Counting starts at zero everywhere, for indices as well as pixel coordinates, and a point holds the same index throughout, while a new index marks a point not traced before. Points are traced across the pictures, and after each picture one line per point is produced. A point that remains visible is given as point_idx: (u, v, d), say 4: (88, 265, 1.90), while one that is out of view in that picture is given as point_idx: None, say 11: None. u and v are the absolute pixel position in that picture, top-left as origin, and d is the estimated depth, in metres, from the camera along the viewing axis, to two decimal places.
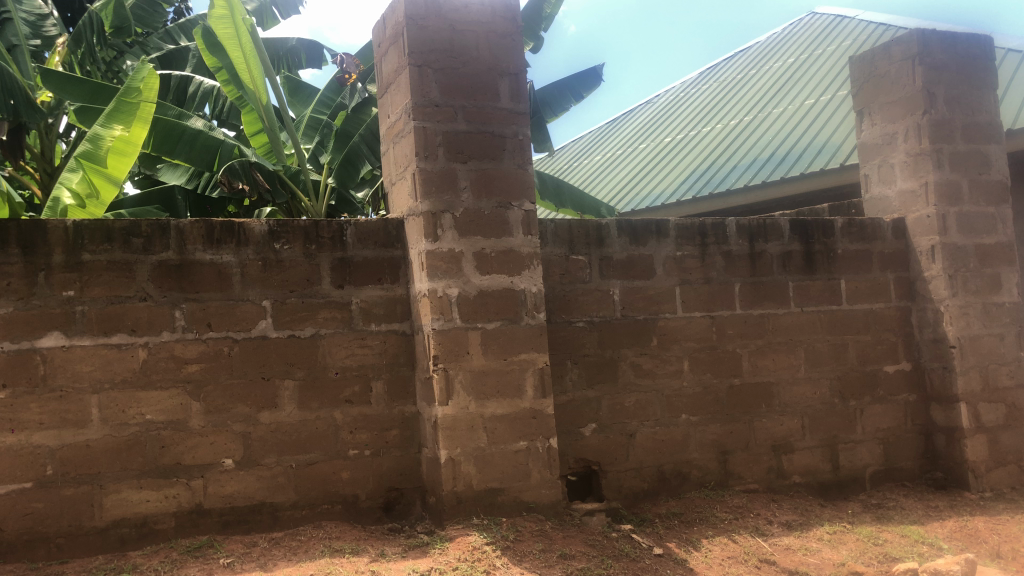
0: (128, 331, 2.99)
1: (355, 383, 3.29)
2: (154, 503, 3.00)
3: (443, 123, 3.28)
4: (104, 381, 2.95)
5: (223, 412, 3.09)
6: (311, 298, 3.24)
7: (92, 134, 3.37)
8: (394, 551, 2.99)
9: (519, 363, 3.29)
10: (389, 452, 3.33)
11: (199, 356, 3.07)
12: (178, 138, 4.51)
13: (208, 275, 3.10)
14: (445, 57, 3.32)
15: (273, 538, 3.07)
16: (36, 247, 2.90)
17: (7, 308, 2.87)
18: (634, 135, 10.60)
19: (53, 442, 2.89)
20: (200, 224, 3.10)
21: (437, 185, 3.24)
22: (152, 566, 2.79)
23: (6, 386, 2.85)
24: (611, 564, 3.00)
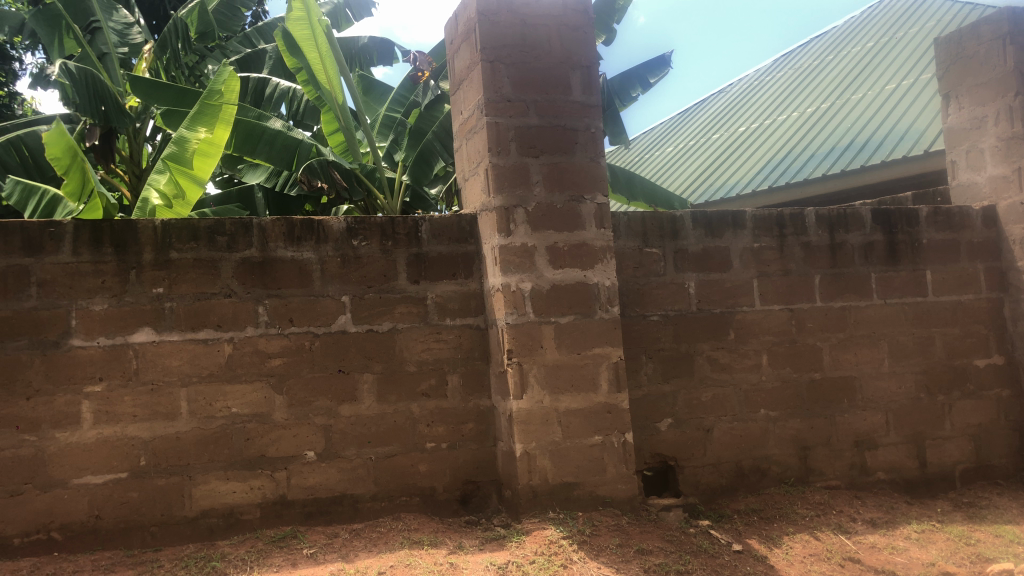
0: (214, 327, 3.08)
1: (432, 376, 3.33)
2: (240, 494, 3.09)
3: (515, 117, 3.29)
4: (192, 375, 3.05)
5: (305, 405, 3.17)
6: (388, 293, 3.30)
7: (178, 137, 3.48)
8: (471, 543, 3.02)
9: (593, 356, 3.28)
10: (465, 445, 3.36)
11: (281, 350, 3.16)
12: (259, 138, 4.61)
13: (289, 272, 3.18)
14: (517, 52, 3.32)
15: (354, 530, 3.13)
16: (127, 247, 3.02)
17: (102, 305, 2.98)
18: (706, 127, 10.44)
19: (146, 434, 3.00)
20: (281, 222, 3.18)
21: (510, 180, 3.25)
22: (240, 554, 2.88)
23: (102, 379, 2.97)
24: (689, 560, 2.96)
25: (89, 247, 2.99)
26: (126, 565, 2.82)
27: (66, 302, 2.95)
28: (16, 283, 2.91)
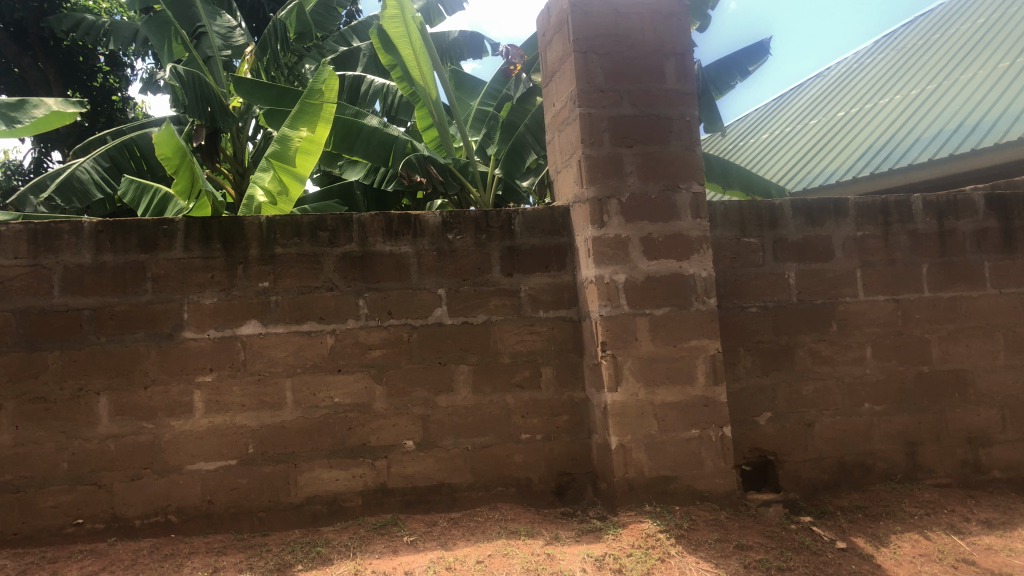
0: (317, 319, 3.18)
1: (526, 368, 3.35)
2: (342, 482, 3.18)
3: (608, 108, 3.27)
4: (297, 366, 3.16)
5: (404, 396, 3.24)
6: (483, 286, 3.33)
7: (281, 135, 3.58)
8: (567, 535, 3.03)
9: (690, 349, 3.23)
10: (560, 437, 3.37)
11: (381, 341, 3.23)
12: (356, 136, 4.69)
13: (388, 266, 3.25)
14: (610, 42, 3.30)
15: (452, 518, 3.18)
16: (235, 243, 3.13)
17: (212, 299, 3.11)
18: (803, 113, 10.14)
19: (254, 423, 3.12)
20: (379, 217, 3.25)
21: (603, 171, 3.23)
22: (343, 540, 2.97)
23: (212, 370, 3.09)
24: (791, 556, 2.88)
25: (199, 243, 3.11)
26: (236, 548, 2.94)
27: (178, 296, 3.09)
28: (133, 278, 3.06)
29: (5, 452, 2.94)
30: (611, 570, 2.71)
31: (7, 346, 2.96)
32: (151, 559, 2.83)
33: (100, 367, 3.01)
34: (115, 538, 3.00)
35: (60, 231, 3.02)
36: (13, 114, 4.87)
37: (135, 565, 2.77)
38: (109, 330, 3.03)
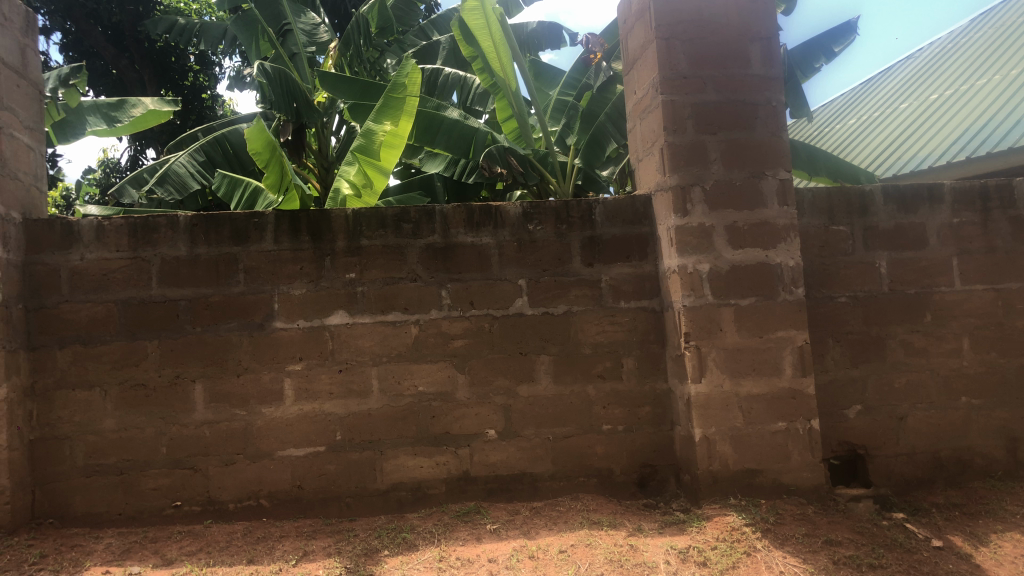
0: (402, 309, 3.23)
1: (607, 359, 3.33)
2: (427, 469, 3.23)
3: (691, 94, 3.22)
4: (382, 355, 3.22)
5: (486, 385, 3.27)
6: (563, 276, 3.33)
7: (366, 129, 3.63)
8: (650, 527, 3.00)
9: (777, 340, 3.16)
10: (643, 428, 3.35)
11: (463, 331, 3.26)
12: (438, 128, 4.70)
13: (469, 257, 3.28)
14: (693, 27, 3.24)
15: (534, 508, 3.20)
16: (322, 235, 3.21)
17: (301, 289, 3.19)
18: (892, 97, 9.79)
19: (341, 410, 3.19)
20: (461, 209, 3.28)
21: (686, 158, 3.19)
22: (427, 527, 3.01)
23: (301, 359, 3.18)
24: (883, 554, 2.79)
25: (288, 235, 3.19)
26: (325, 532, 3.02)
27: (269, 287, 3.18)
28: (226, 270, 3.17)
29: (108, 436, 3.08)
30: (696, 563, 2.68)
31: (110, 335, 3.10)
32: (244, 542, 2.93)
33: (196, 356, 3.13)
34: (211, 521, 3.11)
35: (158, 225, 3.14)
36: (113, 113, 5.17)
37: (230, 546, 2.87)
38: (205, 320, 3.14)
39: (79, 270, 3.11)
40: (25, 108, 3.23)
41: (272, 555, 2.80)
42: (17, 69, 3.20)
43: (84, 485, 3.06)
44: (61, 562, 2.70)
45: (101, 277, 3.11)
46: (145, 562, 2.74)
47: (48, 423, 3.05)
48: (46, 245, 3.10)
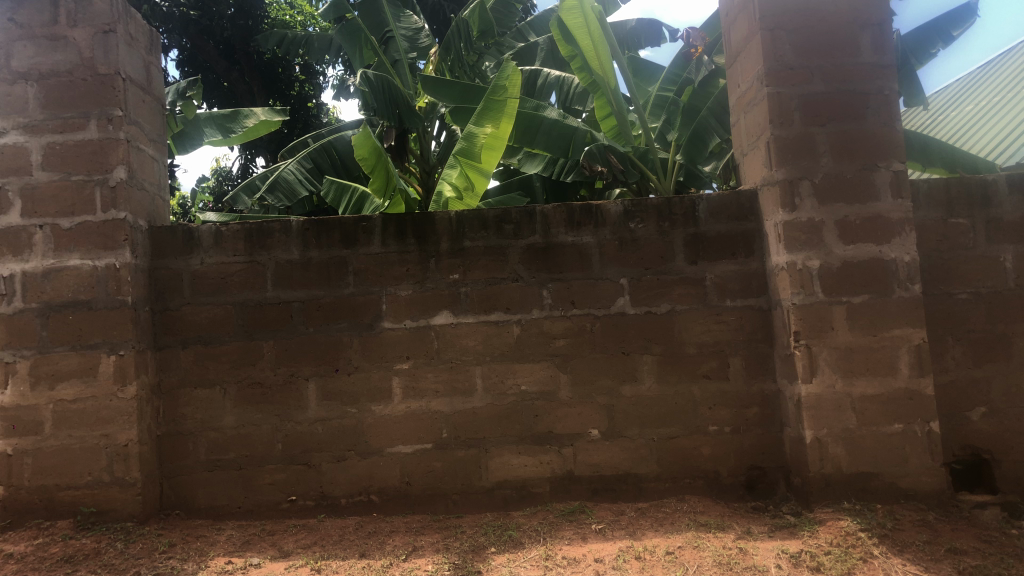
0: (504, 309, 3.26)
1: (713, 359, 3.28)
2: (531, 468, 3.25)
3: (799, 85, 3.13)
4: (486, 354, 3.25)
5: (589, 385, 3.26)
6: (666, 274, 3.29)
7: (467, 133, 3.68)
8: (760, 530, 2.93)
9: (891, 339, 3.04)
10: (750, 429, 3.27)
11: (565, 331, 3.27)
12: (537, 128, 4.69)
13: (571, 256, 3.29)
14: (800, 17, 3.15)
15: (640, 508, 3.17)
16: (427, 237, 3.27)
17: (407, 290, 3.26)
18: (1014, 81, 9.25)
19: (447, 409, 3.25)
20: (562, 209, 3.29)
21: (794, 152, 3.10)
22: (533, 525, 3.03)
23: (409, 358, 3.25)
24: (1013, 563, 2.64)
25: (395, 238, 3.27)
26: (433, 528, 3.07)
27: (376, 288, 3.26)
28: (336, 272, 3.27)
29: (228, 432, 3.22)
30: (809, 568, 2.60)
31: (228, 335, 3.24)
32: (356, 536, 3.01)
33: (309, 355, 3.24)
34: (324, 515, 3.21)
35: (272, 230, 3.27)
36: (229, 124, 5.37)
37: (343, 540, 2.96)
38: (317, 320, 3.25)
39: (200, 274, 3.26)
40: (149, 121, 3.42)
41: (382, 550, 2.87)
42: (142, 85, 3.39)
43: (207, 479, 3.21)
44: (188, 551, 2.84)
45: (219, 281, 3.26)
46: (264, 554, 2.85)
47: (173, 420, 3.21)
48: (169, 251, 3.27)
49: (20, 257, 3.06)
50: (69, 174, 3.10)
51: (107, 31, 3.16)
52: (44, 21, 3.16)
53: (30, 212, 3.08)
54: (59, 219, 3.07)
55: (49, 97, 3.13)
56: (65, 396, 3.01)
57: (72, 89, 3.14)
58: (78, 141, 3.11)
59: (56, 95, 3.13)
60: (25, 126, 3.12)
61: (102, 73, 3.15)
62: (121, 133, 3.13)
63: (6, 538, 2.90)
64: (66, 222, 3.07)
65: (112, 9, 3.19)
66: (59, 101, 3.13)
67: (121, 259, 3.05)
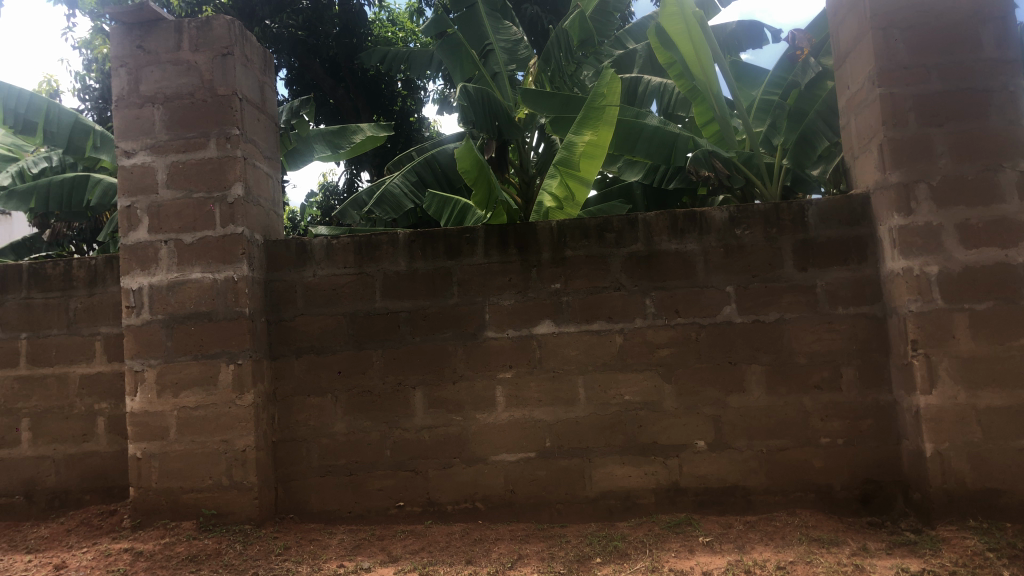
0: (606, 318, 3.25)
1: (825, 368, 3.17)
2: (636, 479, 3.22)
3: (913, 85, 3.01)
4: (588, 364, 3.25)
5: (694, 395, 3.21)
6: (774, 282, 3.21)
7: (567, 142, 3.70)
8: (877, 546, 2.81)
9: (1019, 348, 2.87)
10: (865, 442, 3.15)
11: (669, 340, 3.23)
12: (638, 136, 4.51)
13: (675, 264, 3.25)
14: (914, 14, 3.04)
15: (749, 522, 3.09)
16: (529, 247, 3.30)
17: (510, 300, 3.29)
18: None
19: (550, 418, 3.25)
20: (665, 216, 3.26)
21: (909, 153, 2.99)
22: (639, 537, 3.00)
23: (512, 367, 3.27)
24: None
25: (497, 248, 3.31)
26: (538, 537, 3.08)
27: (480, 298, 3.30)
28: (441, 283, 3.33)
29: (339, 439, 3.31)
30: None
31: (339, 345, 3.34)
32: (462, 543, 3.05)
33: (415, 364, 3.30)
34: (431, 522, 3.26)
35: (380, 242, 3.36)
36: (336, 140, 5.53)
37: (449, 547, 3.00)
38: (423, 330, 3.32)
39: (313, 285, 3.38)
40: (264, 139, 3.57)
41: (488, 558, 2.89)
42: (257, 104, 3.54)
43: (319, 484, 3.31)
44: (302, 554, 2.94)
45: (331, 292, 3.37)
46: (374, 559, 2.92)
47: (288, 426, 3.33)
48: (284, 264, 3.40)
49: (147, 271, 3.25)
50: (191, 191, 3.27)
51: (225, 54, 3.32)
52: (169, 47, 3.36)
53: (156, 228, 3.26)
54: (182, 235, 3.24)
55: (173, 119, 3.31)
56: (188, 403, 3.16)
57: (194, 111, 3.31)
58: (199, 160, 3.28)
59: (179, 117, 3.31)
60: (151, 147, 3.31)
61: (221, 94, 3.30)
62: (237, 151, 3.27)
63: (137, 537, 3.08)
64: (189, 237, 3.24)
65: (230, 33, 3.34)
66: (182, 123, 3.31)
67: (239, 272, 3.19)
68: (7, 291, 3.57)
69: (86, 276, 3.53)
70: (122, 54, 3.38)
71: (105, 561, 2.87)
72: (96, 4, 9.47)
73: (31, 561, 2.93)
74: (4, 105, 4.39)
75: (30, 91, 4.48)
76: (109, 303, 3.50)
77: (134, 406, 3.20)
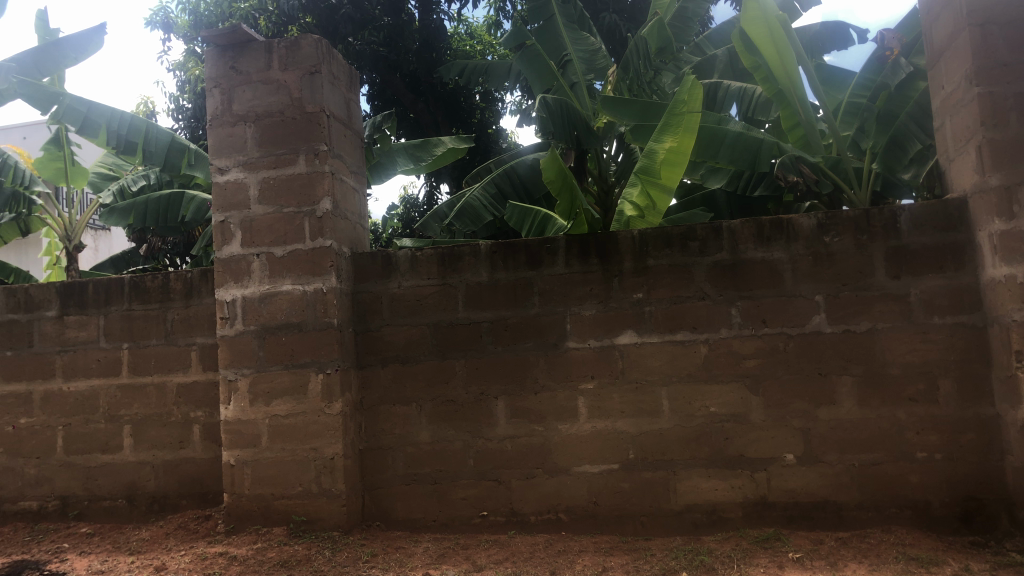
0: (690, 329, 3.21)
1: (920, 380, 3.06)
2: (722, 492, 3.16)
3: (1015, 83, 2.88)
4: (672, 375, 3.21)
5: (782, 407, 3.14)
6: (865, 291, 3.12)
7: (648, 150, 3.67)
8: (981, 567, 2.68)
9: None
10: (964, 457, 3.02)
11: (756, 351, 3.16)
12: (721, 142, 4.39)
13: (761, 273, 3.19)
14: (1015, 9, 2.92)
15: (841, 538, 3.00)
16: (611, 257, 3.28)
17: (591, 310, 3.28)
18: None
19: (633, 429, 3.22)
20: (750, 223, 3.20)
21: (1010, 155, 2.86)
22: (726, 551, 2.94)
23: (594, 377, 3.26)
24: None
25: (578, 258, 3.31)
26: (622, 549, 3.05)
27: (561, 309, 3.30)
28: (523, 293, 3.34)
29: (423, 448, 3.35)
30: None
31: (423, 355, 3.39)
32: (546, 554, 3.04)
33: (497, 374, 3.32)
34: (515, 531, 3.26)
35: (462, 253, 3.39)
36: (419, 153, 5.59)
37: (533, 557, 3.00)
38: (505, 340, 3.33)
39: (398, 297, 3.44)
40: (350, 154, 3.66)
41: (573, 569, 2.88)
42: (344, 120, 3.64)
43: (404, 492, 3.36)
44: (389, 562, 2.98)
45: (415, 303, 3.42)
46: (459, 567, 2.94)
47: (374, 435, 3.39)
48: (370, 275, 3.47)
49: (240, 283, 3.36)
50: (282, 206, 3.37)
51: (313, 72, 3.42)
52: (260, 67, 3.47)
53: (248, 242, 3.37)
54: (273, 248, 3.34)
55: (264, 136, 3.42)
56: (280, 411, 3.25)
57: (284, 128, 3.41)
58: (289, 175, 3.38)
59: (270, 134, 3.42)
60: (244, 163, 3.43)
61: (310, 111, 3.40)
62: (326, 166, 3.36)
63: (231, 542, 3.18)
64: (280, 250, 3.34)
65: (318, 51, 3.44)
66: (274, 140, 3.42)
67: (328, 284, 3.28)
68: (110, 303, 3.74)
69: (183, 288, 3.67)
70: (216, 75, 3.51)
71: (202, 565, 2.97)
72: (189, 26, 9.88)
73: (133, 563, 3.06)
74: (107, 127, 4.73)
75: (131, 114, 4.79)
76: (205, 314, 3.63)
77: (228, 414, 3.31)
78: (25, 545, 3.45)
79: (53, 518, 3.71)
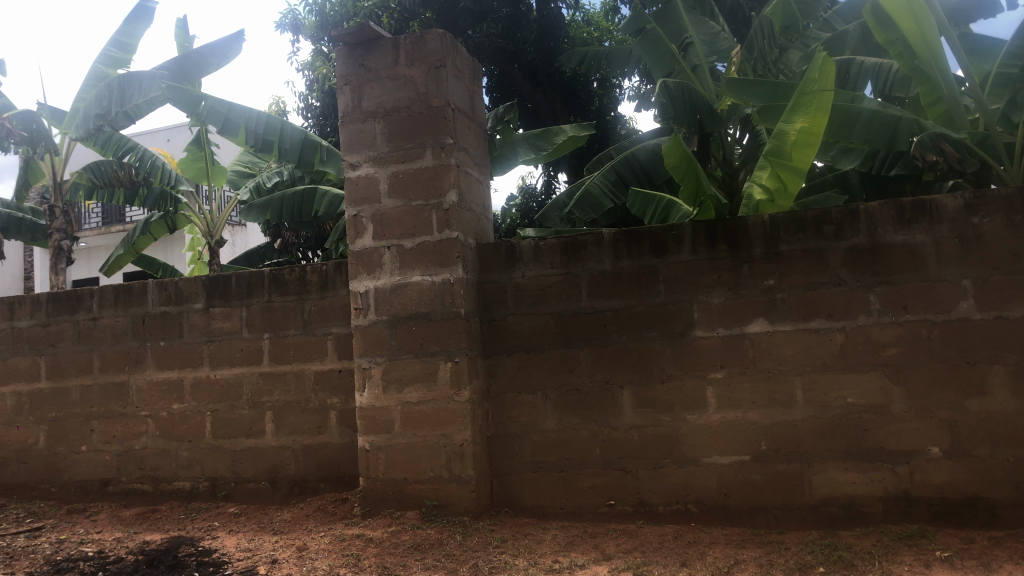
0: (825, 316, 3.09)
1: None
2: (861, 485, 3.03)
3: None
4: (806, 364, 3.10)
5: (926, 398, 2.98)
6: (1019, 274, 2.93)
7: (778, 131, 3.53)
8: None
9: None
10: None
11: (897, 339, 3.02)
12: (855, 121, 4.17)
13: (902, 257, 3.03)
14: None
15: (994, 537, 2.82)
16: (740, 243, 3.20)
17: (720, 298, 3.21)
18: None
19: (765, 420, 3.14)
20: (890, 205, 3.05)
21: None
22: (866, 547, 2.82)
23: (723, 367, 3.19)
24: None
25: (705, 245, 3.24)
26: (755, 543, 2.97)
27: (688, 297, 3.25)
28: (648, 281, 3.30)
29: (550, 435, 3.37)
30: None
31: (547, 343, 3.41)
32: (676, 545, 3.00)
33: (623, 363, 3.30)
34: (642, 521, 3.23)
35: (586, 242, 3.39)
36: (539, 142, 5.59)
37: (663, 548, 2.97)
38: (630, 329, 3.31)
39: (522, 286, 3.47)
40: (474, 146, 3.72)
41: (704, 561, 2.83)
42: (468, 113, 3.69)
43: (532, 479, 3.39)
44: (519, 547, 3.02)
45: (539, 292, 3.44)
46: (587, 556, 2.94)
47: (501, 422, 3.44)
48: (495, 264, 3.52)
49: (373, 275, 3.47)
50: (410, 200, 3.45)
51: (438, 66, 3.48)
52: (387, 64, 3.57)
53: (380, 235, 3.48)
54: (402, 240, 3.43)
55: (392, 131, 3.52)
56: (411, 398, 3.34)
57: (411, 122, 3.49)
58: (417, 169, 3.46)
59: (398, 129, 3.51)
60: (374, 159, 3.54)
61: (435, 105, 3.46)
62: (452, 159, 3.42)
63: (367, 525, 3.30)
64: (409, 242, 3.42)
65: (442, 45, 3.50)
66: (401, 135, 3.50)
67: (455, 274, 3.34)
68: (251, 295, 3.94)
69: (318, 280, 3.83)
70: (346, 73, 3.63)
71: (340, 546, 3.09)
72: (316, 28, 10.24)
73: (278, 542, 3.22)
74: (246, 127, 4.99)
75: (266, 113, 5.04)
76: (339, 305, 3.78)
77: (363, 401, 3.43)
78: (180, 522, 3.69)
79: (204, 498, 3.95)
